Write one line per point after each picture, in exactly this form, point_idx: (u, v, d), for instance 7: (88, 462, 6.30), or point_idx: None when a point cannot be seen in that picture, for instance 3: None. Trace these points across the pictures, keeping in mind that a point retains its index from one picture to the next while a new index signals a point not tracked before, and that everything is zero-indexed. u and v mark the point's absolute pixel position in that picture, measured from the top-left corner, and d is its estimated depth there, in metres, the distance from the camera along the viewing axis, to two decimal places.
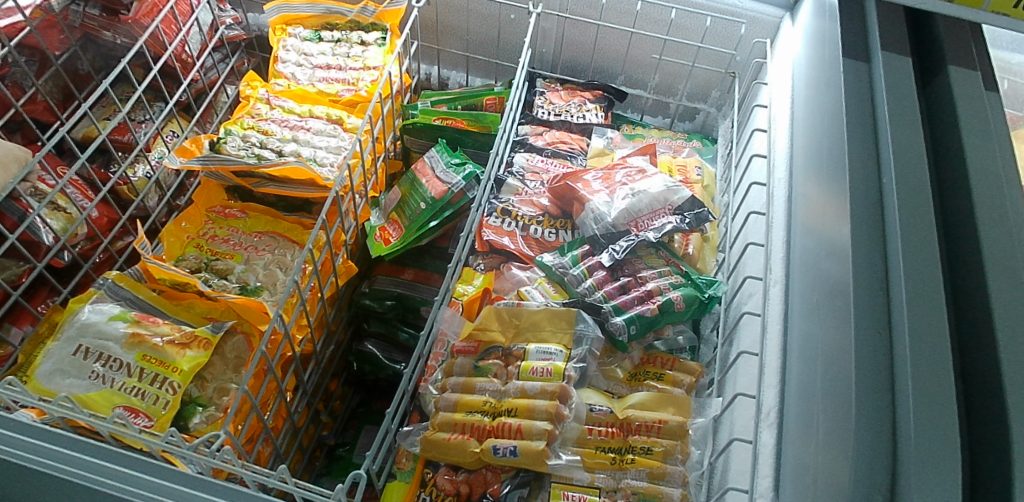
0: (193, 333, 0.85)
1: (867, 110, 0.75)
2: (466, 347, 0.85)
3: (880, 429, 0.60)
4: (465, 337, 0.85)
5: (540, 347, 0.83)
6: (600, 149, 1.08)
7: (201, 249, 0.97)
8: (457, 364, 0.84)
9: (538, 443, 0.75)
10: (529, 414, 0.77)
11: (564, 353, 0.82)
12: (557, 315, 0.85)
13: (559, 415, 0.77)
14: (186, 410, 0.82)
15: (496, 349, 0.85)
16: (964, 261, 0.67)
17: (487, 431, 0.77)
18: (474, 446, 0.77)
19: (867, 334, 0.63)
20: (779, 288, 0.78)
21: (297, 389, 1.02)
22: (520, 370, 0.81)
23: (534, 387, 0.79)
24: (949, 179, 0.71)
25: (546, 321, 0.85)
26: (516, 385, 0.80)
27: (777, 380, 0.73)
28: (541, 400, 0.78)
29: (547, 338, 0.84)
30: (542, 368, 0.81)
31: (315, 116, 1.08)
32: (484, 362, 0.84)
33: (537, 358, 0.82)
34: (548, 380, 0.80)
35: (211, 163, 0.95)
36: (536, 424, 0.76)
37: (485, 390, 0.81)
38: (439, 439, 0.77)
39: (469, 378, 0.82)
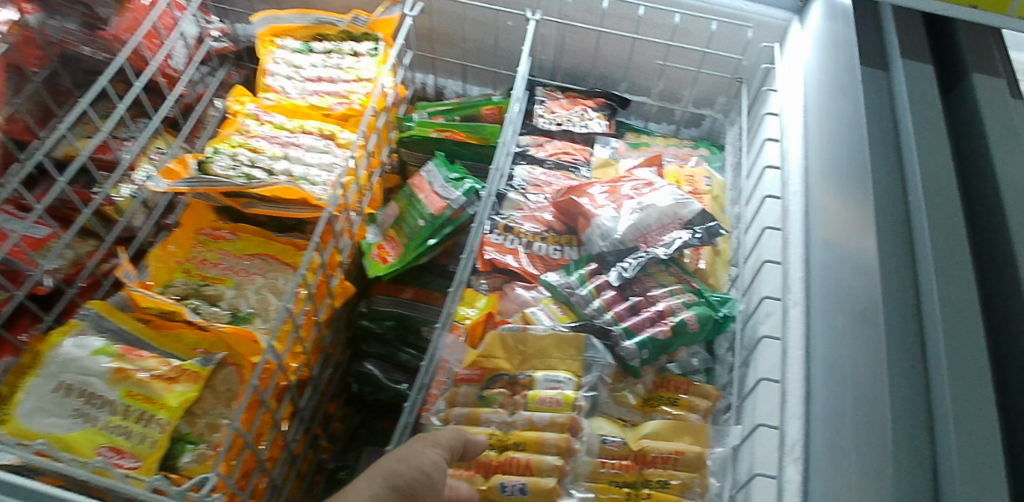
0: (182, 366, 0.81)
1: (889, 126, 0.75)
2: (470, 376, 0.81)
3: (918, 455, 0.61)
4: (469, 364, 0.81)
5: (549, 374, 0.79)
6: (605, 160, 1.04)
7: (189, 274, 0.93)
8: (461, 392, 0.80)
9: (548, 480, 0.72)
10: (538, 448, 0.74)
11: (574, 381, 0.79)
12: (566, 340, 0.81)
13: (569, 448, 0.74)
14: (175, 449, 0.79)
15: (501, 376, 0.81)
16: (1002, 286, 0.62)
17: (493, 466, 0.74)
18: (480, 482, 0.73)
19: (899, 357, 0.65)
20: (801, 309, 0.71)
21: (295, 416, 0.96)
22: (527, 400, 0.77)
23: (542, 418, 0.75)
24: (979, 197, 0.66)
25: (554, 347, 0.81)
26: (524, 416, 0.76)
27: (801, 410, 0.66)
28: (551, 432, 0.75)
29: (555, 365, 0.80)
30: (550, 398, 0.77)
31: (306, 131, 1.04)
32: (489, 391, 0.80)
33: (545, 386, 0.78)
34: (557, 411, 0.76)
35: (198, 185, 0.90)
36: (545, 459, 0.73)
37: (491, 422, 0.77)
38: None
39: (473, 408, 0.79)
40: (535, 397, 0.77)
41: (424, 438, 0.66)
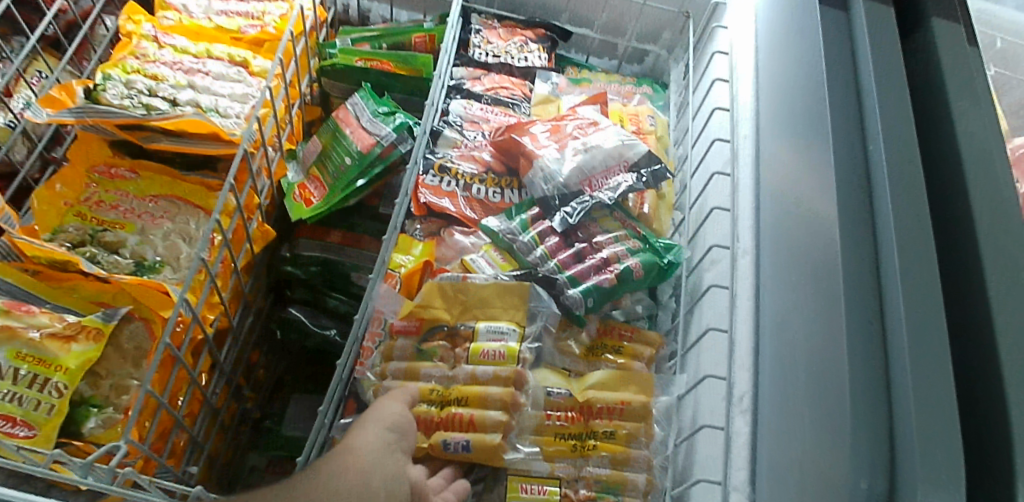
0: (80, 322, 0.72)
1: (847, 62, 0.67)
2: (406, 328, 0.76)
3: (877, 443, 0.52)
4: (405, 316, 0.76)
5: (490, 325, 0.75)
6: (545, 96, 0.98)
7: (83, 218, 0.83)
8: (398, 346, 0.75)
9: (493, 437, 0.68)
10: (483, 403, 0.70)
11: (518, 332, 0.74)
12: (508, 289, 0.76)
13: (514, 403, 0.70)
14: (78, 413, 0.71)
15: (440, 328, 0.76)
16: (955, 238, 0.59)
17: (435, 422, 0.69)
18: (423, 442, 0.69)
19: (858, 321, 0.55)
20: (750, 259, 0.74)
21: (214, 369, 0.89)
22: (469, 354, 0.73)
23: (485, 374, 0.71)
24: (935, 147, 0.63)
25: (496, 296, 0.76)
26: (466, 369, 0.72)
27: (750, 363, 0.70)
28: (496, 388, 0.70)
29: (498, 315, 0.75)
30: (493, 350, 0.73)
31: (214, 57, 0.94)
32: (427, 344, 0.75)
33: (487, 338, 0.74)
34: (501, 365, 0.72)
35: (87, 116, 0.79)
36: (489, 415, 0.69)
37: (431, 377, 0.73)
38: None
39: (411, 362, 0.74)
40: (476, 350, 0.73)
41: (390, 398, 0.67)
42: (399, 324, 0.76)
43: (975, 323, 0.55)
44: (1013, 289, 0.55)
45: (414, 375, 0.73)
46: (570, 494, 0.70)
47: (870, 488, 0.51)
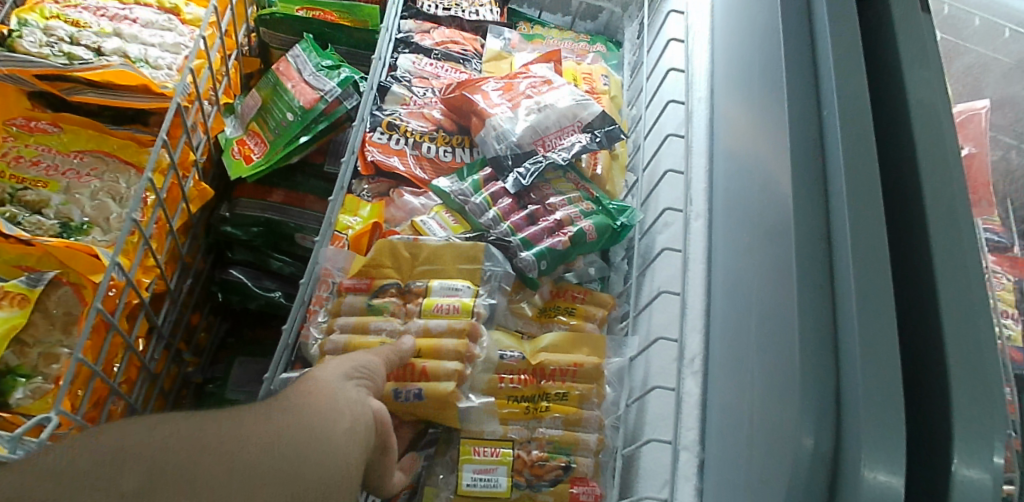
0: (3, 288, 0.68)
1: (805, 25, 0.66)
2: (357, 285, 0.73)
3: (825, 407, 0.53)
4: (354, 274, 0.74)
5: (442, 283, 0.73)
6: (497, 52, 0.95)
7: (0, 175, 0.77)
8: (348, 303, 0.73)
9: (446, 385, 0.67)
10: (437, 355, 0.69)
11: (472, 288, 0.73)
12: (461, 250, 0.75)
13: (470, 354, 0.69)
14: (3, 384, 0.67)
15: (389, 285, 0.74)
16: (904, 203, 0.60)
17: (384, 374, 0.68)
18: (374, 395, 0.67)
19: (810, 288, 0.56)
20: (703, 222, 0.74)
21: (151, 334, 0.85)
22: (422, 308, 0.71)
23: (440, 328, 0.70)
24: (887, 112, 0.64)
25: (447, 254, 0.75)
26: (419, 324, 0.70)
27: (701, 324, 0.70)
28: (452, 342, 0.69)
29: (452, 274, 0.75)
30: (447, 305, 0.71)
31: (141, 3, 0.87)
32: (377, 299, 0.73)
33: (441, 294, 0.72)
34: (455, 318, 0.71)
35: (2, 65, 0.72)
36: (443, 365, 0.68)
37: (381, 331, 0.70)
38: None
39: (360, 317, 0.71)
40: (428, 304, 0.72)
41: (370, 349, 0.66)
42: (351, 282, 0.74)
43: (920, 284, 0.56)
44: (957, 252, 0.57)
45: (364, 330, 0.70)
46: (522, 456, 0.69)
47: (818, 446, 0.52)
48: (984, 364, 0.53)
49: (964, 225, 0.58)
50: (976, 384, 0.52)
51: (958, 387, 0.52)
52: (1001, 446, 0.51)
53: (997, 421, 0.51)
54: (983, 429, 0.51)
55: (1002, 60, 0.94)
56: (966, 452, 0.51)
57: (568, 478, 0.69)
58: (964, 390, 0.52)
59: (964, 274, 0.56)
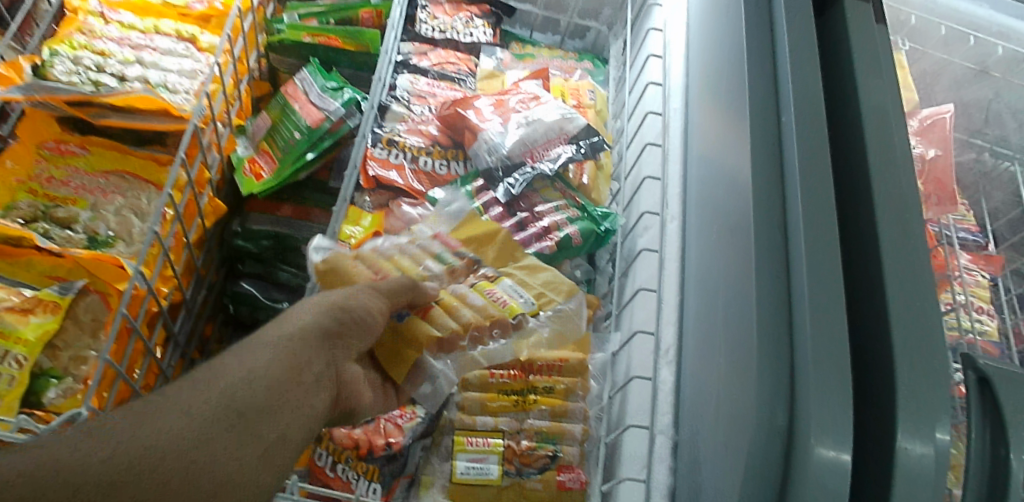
0: (37, 297, 0.75)
1: (767, 40, 0.72)
2: (449, 242, 0.78)
3: (779, 387, 0.57)
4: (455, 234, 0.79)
5: (507, 280, 0.76)
6: (490, 71, 1.01)
7: (35, 194, 0.84)
8: (427, 243, 0.77)
9: (431, 333, 0.69)
10: (446, 309, 0.72)
11: (534, 305, 0.75)
12: (550, 278, 0.78)
13: (478, 322, 0.71)
14: (38, 384, 0.73)
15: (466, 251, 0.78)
16: (856, 202, 0.65)
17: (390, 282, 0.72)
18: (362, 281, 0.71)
19: (768, 282, 0.61)
20: (677, 224, 0.79)
21: (168, 342, 0.92)
22: (481, 283, 0.75)
23: (472, 303, 0.72)
24: (843, 117, 0.69)
25: (541, 277, 0.78)
26: (462, 290, 0.74)
27: (675, 317, 0.75)
28: (471, 314, 0.72)
29: (529, 287, 0.77)
30: (501, 297, 0.74)
31: (161, 33, 0.95)
32: (450, 253, 0.77)
33: (506, 290, 0.75)
34: (498, 306, 0.73)
35: (37, 93, 0.79)
36: (444, 318, 0.71)
37: (429, 270, 0.74)
38: (345, 266, 0.72)
39: (429, 253, 0.76)
40: (485, 283, 0.75)
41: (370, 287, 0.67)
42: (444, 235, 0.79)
43: (870, 275, 0.61)
44: (904, 245, 0.62)
45: (413, 257, 0.75)
46: (512, 445, 0.75)
47: (771, 423, 0.57)
48: (925, 347, 0.57)
49: (911, 220, 0.63)
50: (920, 365, 0.57)
51: (903, 369, 0.57)
52: (942, 422, 0.56)
53: (938, 400, 0.56)
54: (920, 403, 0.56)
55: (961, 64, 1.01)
56: (908, 426, 0.55)
57: (554, 466, 0.74)
58: (907, 370, 0.57)
59: (908, 264, 0.61)
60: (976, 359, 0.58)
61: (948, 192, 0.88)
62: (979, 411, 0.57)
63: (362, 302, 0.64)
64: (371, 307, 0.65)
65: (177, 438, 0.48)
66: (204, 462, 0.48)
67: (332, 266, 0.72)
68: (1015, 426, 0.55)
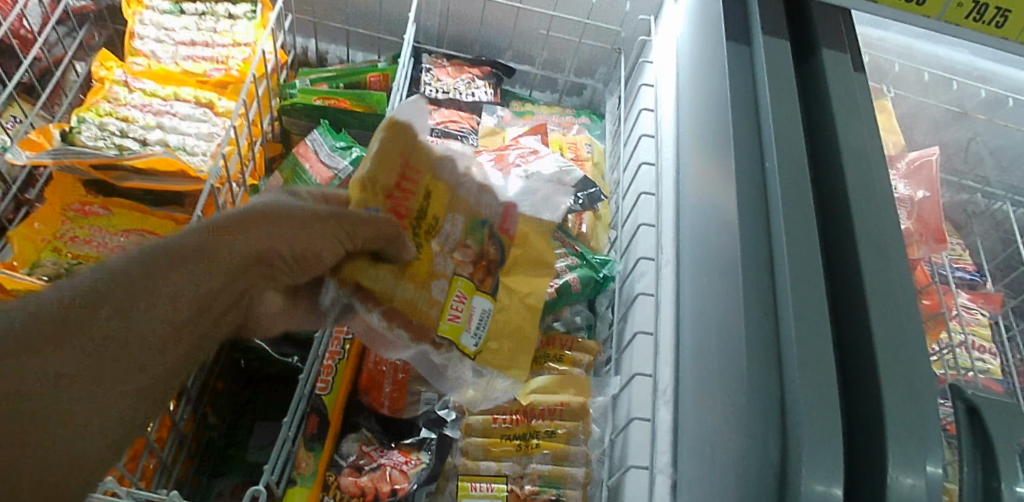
0: None
1: (749, 91, 0.76)
2: (506, 228, 0.81)
3: (770, 418, 0.59)
4: (521, 220, 0.84)
5: (488, 306, 0.76)
6: (492, 128, 1.08)
7: (59, 252, 0.89)
8: (488, 202, 0.78)
9: (362, 274, 0.65)
10: (401, 269, 0.68)
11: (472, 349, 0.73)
12: (523, 328, 0.79)
13: (414, 309, 0.68)
14: None
15: (500, 246, 0.80)
16: (841, 244, 0.68)
17: (404, 188, 0.69)
18: (392, 177, 0.67)
19: (756, 319, 0.63)
20: (671, 268, 0.82)
21: (181, 394, 0.92)
22: (468, 289, 0.74)
23: (435, 290, 0.70)
24: (825, 162, 0.73)
25: (529, 316, 0.80)
26: (444, 272, 0.72)
27: (671, 358, 0.77)
28: (420, 304, 0.69)
29: (506, 319, 0.78)
30: (456, 316, 0.72)
31: (181, 99, 1.00)
32: (481, 239, 0.77)
33: (473, 314, 0.74)
34: (453, 324, 0.71)
35: (64, 157, 0.84)
36: (382, 271, 0.66)
37: (449, 227, 0.74)
38: (405, 143, 0.68)
39: (466, 215, 0.76)
40: (469, 287, 0.74)
41: (341, 224, 0.61)
42: (505, 218, 0.81)
43: (856, 311, 0.64)
44: (887, 284, 0.65)
45: (453, 194, 0.75)
46: (514, 490, 0.76)
47: (764, 455, 0.58)
48: (909, 380, 0.60)
49: (891, 259, 0.66)
50: (908, 399, 0.59)
51: (891, 404, 0.59)
52: (934, 456, 0.58)
53: (925, 434, 0.58)
54: (910, 435, 0.58)
55: (939, 105, 1.05)
56: (897, 457, 0.57)
57: None
58: (895, 405, 0.59)
59: (891, 303, 0.64)
60: (965, 390, 0.60)
61: (940, 230, 0.94)
62: (971, 442, 0.58)
63: (309, 231, 0.60)
64: (321, 237, 0.60)
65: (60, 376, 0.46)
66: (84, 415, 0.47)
67: (397, 132, 0.66)
68: (1007, 454, 0.56)
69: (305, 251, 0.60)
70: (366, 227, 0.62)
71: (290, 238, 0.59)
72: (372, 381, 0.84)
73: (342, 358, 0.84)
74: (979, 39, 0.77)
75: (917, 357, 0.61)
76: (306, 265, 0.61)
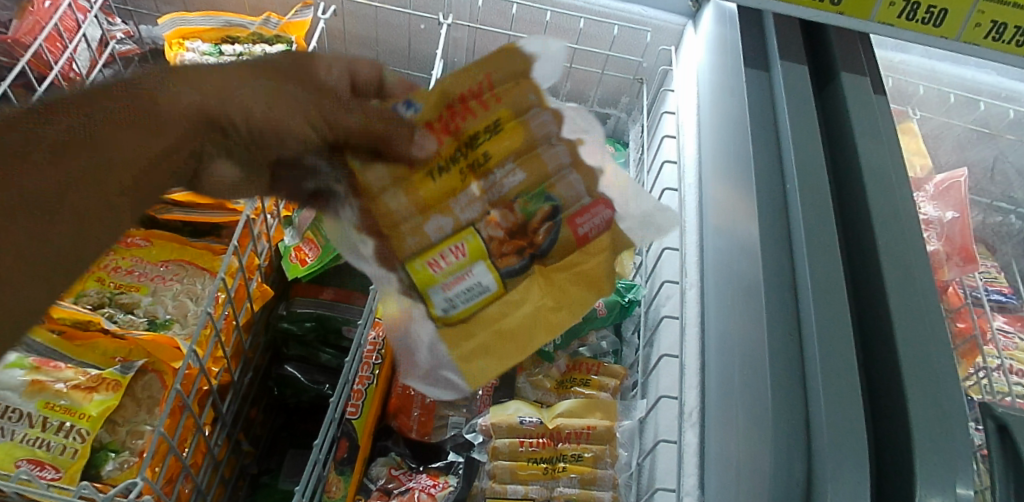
0: (101, 374, 0.80)
1: (769, 115, 0.77)
2: (580, 216, 0.69)
3: (795, 442, 0.62)
4: (606, 229, 0.71)
5: (489, 286, 0.67)
6: None
7: (103, 282, 0.92)
8: (571, 179, 0.69)
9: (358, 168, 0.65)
10: (404, 176, 0.65)
11: (440, 313, 0.67)
12: (519, 328, 0.68)
13: (399, 222, 0.65)
14: (97, 458, 0.78)
15: (554, 235, 0.69)
16: (864, 266, 0.69)
17: (468, 104, 0.65)
18: (460, 89, 0.65)
19: (779, 341, 0.65)
20: (695, 290, 0.82)
21: (216, 421, 0.95)
22: (481, 258, 0.66)
23: (432, 221, 0.65)
24: (846, 183, 0.74)
25: (540, 322, 0.68)
26: (474, 214, 0.66)
27: (697, 381, 0.77)
28: (409, 223, 0.65)
29: (506, 312, 0.68)
30: (449, 262, 0.66)
31: None
32: (532, 220, 0.68)
33: (466, 287, 0.66)
34: (446, 271, 0.66)
35: None
36: (375, 171, 0.65)
37: (501, 177, 0.67)
38: (500, 67, 0.65)
39: (530, 176, 0.68)
40: (477, 248, 0.66)
41: (327, 105, 0.62)
42: (585, 211, 0.70)
43: (882, 335, 0.65)
44: (912, 305, 0.65)
45: (531, 147, 0.68)
46: None
47: (789, 477, 0.61)
48: (937, 401, 0.61)
49: (916, 280, 0.66)
50: (935, 421, 0.61)
51: (918, 427, 0.60)
52: (965, 477, 0.59)
53: (953, 456, 0.59)
54: (941, 458, 0.59)
55: (964, 125, 1.06)
56: (926, 480, 0.59)
57: None
58: (923, 426, 0.60)
59: (916, 324, 0.64)
60: (996, 408, 0.63)
61: (971, 252, 0.92)
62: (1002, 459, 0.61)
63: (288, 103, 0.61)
64: (297, 109, 0.61)
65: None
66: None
67: (512, 54, 0.65)
68: None
69: (278, 123, 0.61)
70: (353, 115, 0.63)
71: (258, 107, 0.60)
72: (401, 405, 0.86)
73: (372, 383, 0.85)
74: (999, 58, 0.78)
75: (945, 379, 0.62)
76: (274, 135, 0.61)
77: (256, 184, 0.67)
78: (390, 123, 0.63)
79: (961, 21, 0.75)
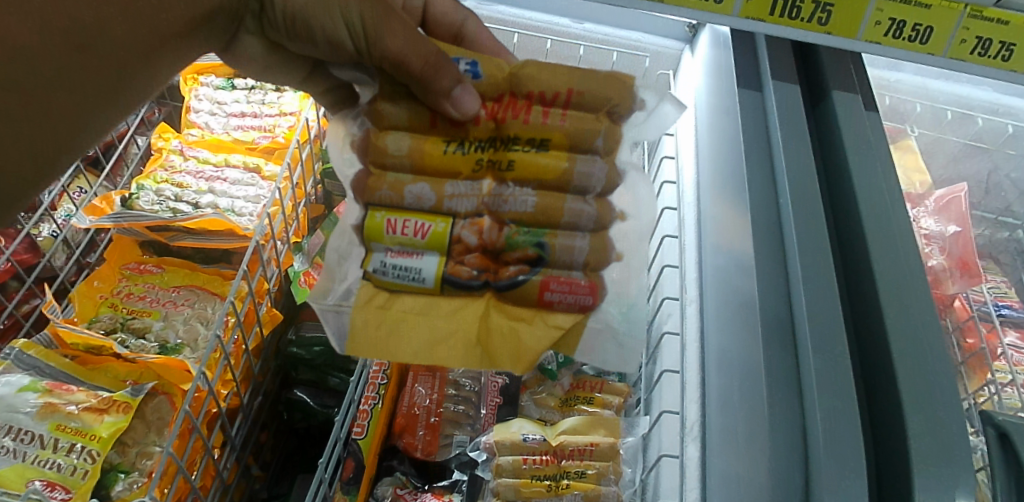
0: (112, 397, 0.82)
1: (764, 135, 0.78)
2: (562, 280, 0.66)
3: (793, 453, 0.63)
4: (575, 305, 0.66)
5: (426, 280, 0.65)
6: None
7: (115, 308, 0.95)
8: (576, 244, 0.66)
9: (384, 106, 0.64)
10: (420, 127, 0.64)
11: (368, 267, 0.66)
12: (427, 329, 0.65)
13: (389, 165, 0.64)
14: (107, 479, 0.79)
15: (518, 278, 0.66)
16: (860, 278, 0.70)
17: (523, 107, 0.64)
18: (533, 87, 0.64)
19: (776, 355, 0.66)
20: (695, 306, 0.81)
21: (224, 444, 0.95)
22: (442, 243, 0.65)
23: (417, 185, 0.64)
24: (840, 199, 0.75)
25: (443, 344, 0.65)
26: (473, 197, 0.65)
27: (697, 395, 0.76)
28: (398, 171, 0.65)
29: (431, 309, 0.66)
30: (410, 229, 0.65)
31: (232, 165, 1.09)
32: (517, 248, 0.66)
33: (407, 264, 0.65)
34: (409, 238, 0.65)
35: (124, 220, 0.93)
36: (397, 111, 0.64)
37: (509, 191, 0.65)
38: (593, 91, 0.64)
39: (539, 209, 0.65)
40: (439, 237, 0.65)
41: (382, 20, 0.63)
42: (568, 283, 0.65)
43: (879, 345, 0.66)
44: (907, 317, 0.66)
45: (561, 187, 0.65)
46: None
47: (790, 486, 0.63)
48: (933, 409, 0.62)
49: (911, 291, 0.67)
50: (933, 428, 0.61)
51: (916, 434, 0.61)
52: (967, 487, 0.59)
53: (954, 466, 0.59)
54: (942, 468, 0.60)
55: (959, 141, 1.08)
56: (926, 489, 0.59)
57: None
58: (920, 436, 0.60)
59: (912, 332, 0.65)
60: (996, 416, 0.65)
61: (975, 269, 0.92)
62: (1004, 463, 0.63)
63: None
64: (344, 12, 0.64)
65: (68, 99, 0.60)
66: (78, 116, 0.61)
67: (616, 85, 0.64)
68: None
69: (315, 18, 0.66)
70: (395, 39, 0.63)
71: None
72: (406, 425, 0.88)
73: (377, 405, 0.87)
74: (987, 73, 0.79)
75: (942, 388, 0.63)
76: (319, 28, 0.66)
77: (300, 66, 0.78)
78: (427, 61, 0.61)
79: (946, 38, 0.77)
